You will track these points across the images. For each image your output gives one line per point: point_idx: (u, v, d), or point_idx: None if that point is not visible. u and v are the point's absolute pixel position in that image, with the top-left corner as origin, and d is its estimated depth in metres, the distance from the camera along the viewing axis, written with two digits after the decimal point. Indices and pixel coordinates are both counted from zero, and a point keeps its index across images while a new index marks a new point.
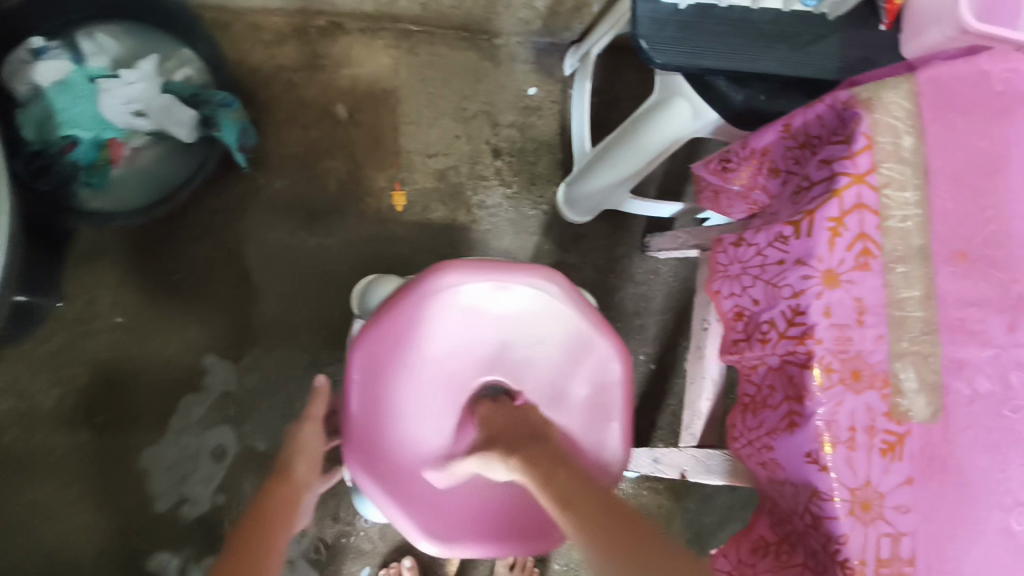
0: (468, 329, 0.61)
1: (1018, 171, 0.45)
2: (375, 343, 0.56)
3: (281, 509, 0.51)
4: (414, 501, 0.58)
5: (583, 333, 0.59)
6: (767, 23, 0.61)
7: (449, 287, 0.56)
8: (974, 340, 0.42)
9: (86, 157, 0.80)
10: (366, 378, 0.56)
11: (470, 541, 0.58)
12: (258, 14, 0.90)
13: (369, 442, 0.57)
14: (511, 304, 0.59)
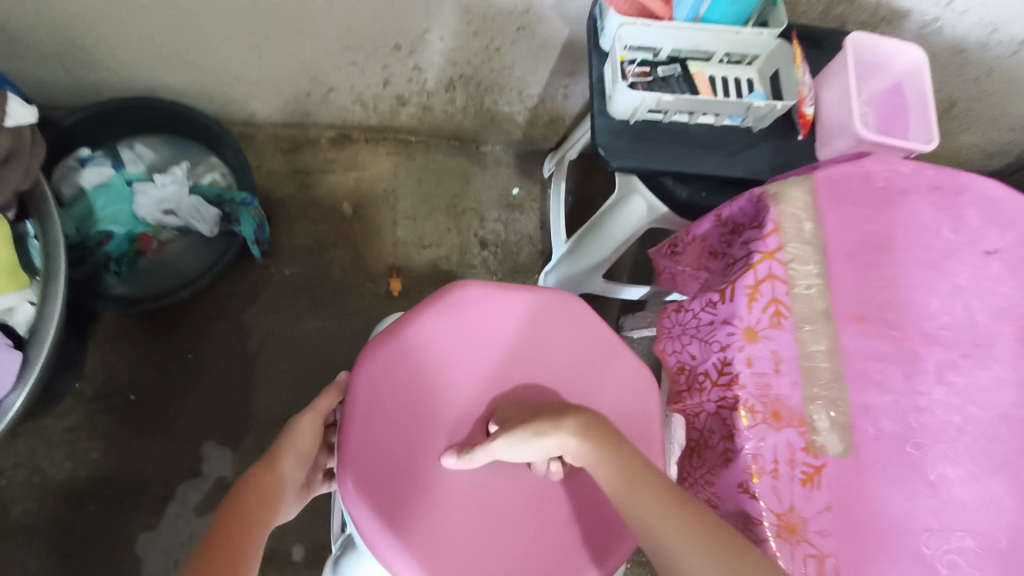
0: (486, 350, 0.58)
1: (904, 248, 0.55)
2: (394, 349, 0.55)
3: (261, 501, 0.47)
4: (412, 534, 0.50)
5: (606, 353, 0.60)
6: (704, 134, 0.74)
7: (463, 304, 0.59)
8: (876, 387, 0.50)
9: (118, 249, 0.90)
10: (370, 398, 0.53)
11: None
12: (278, 127, 1.05)
13: (372, 469, 0.51)
14: (528, 324, 0.60)
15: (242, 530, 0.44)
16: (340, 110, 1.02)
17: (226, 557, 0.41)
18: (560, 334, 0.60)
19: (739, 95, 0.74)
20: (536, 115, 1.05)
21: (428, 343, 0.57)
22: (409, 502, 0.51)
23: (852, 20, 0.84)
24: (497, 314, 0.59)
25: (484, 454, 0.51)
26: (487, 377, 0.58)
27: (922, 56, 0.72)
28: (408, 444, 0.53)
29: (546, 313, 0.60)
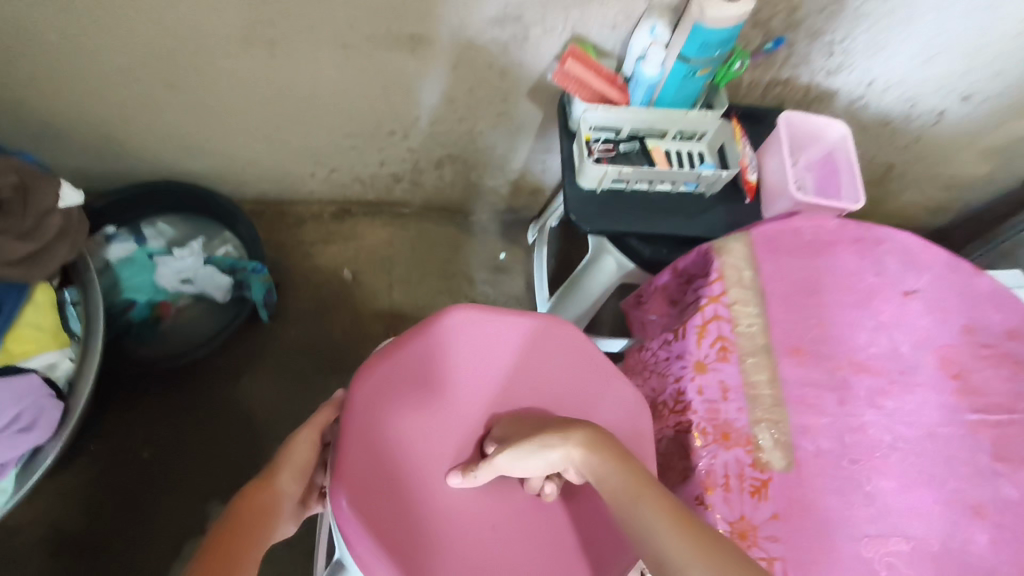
0: (477, 371, 0.62)
1: (833, 291, 0.64)
2: (389, 371, 0.59)
3: (258, 518, 0.52)
4: (403, 550, 0.53)
5: (591, 370, 0.64)
6: (664, 200, 0.85)
7: (455, 327, 0.62)
8: (814, 410, 0.58)
9: (139, 314, 0.99)
10: (364, 418, 0.56)
11: None
12: (285, 204, 1.15)
13: (365, 488, 0.54)
14: (516, 346, 0.63)
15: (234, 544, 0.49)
16: (342, 188, 1.13)
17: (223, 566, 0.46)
18: (547, 356, 0.64)
19: (693, 166, 0.85)
20: (519, 187, 1.17)
21: (422, 365, 0.60)
22: (399, 520, 0.54)
23: (788, 101, 0.95)
24: (488, 337, 0.63)
25: (484, 470, 0.55)
26: (478, 398, 0.61)
27: (846, 129, 0.83)
28: (398, 462, 0.56)
29: (534, 336, 0.64)
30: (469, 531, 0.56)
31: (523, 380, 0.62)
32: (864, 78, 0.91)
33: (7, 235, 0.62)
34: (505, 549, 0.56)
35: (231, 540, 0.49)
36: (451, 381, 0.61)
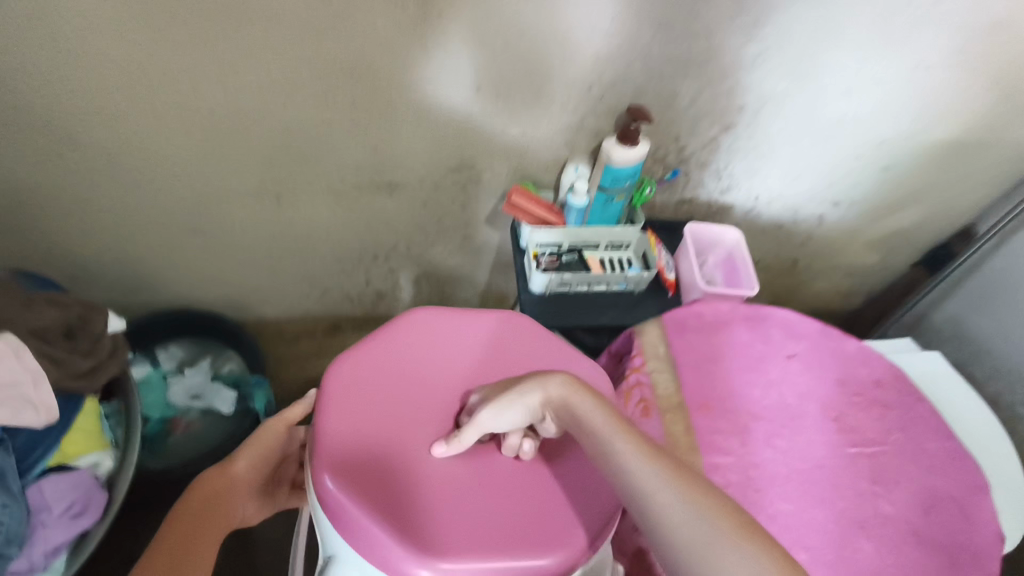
0: (443, 358, 0.72)
1: (731, 359, 0.81)
2: (361, 360, 0.69)
3: (215, 500, 0.66)
4: (391, 507, 0.59)
5: (547, 351, 0.75)
6: (602, 298, 1.04)
7: (414, 325, 0.74)
8: (721, 452, 0.73)
9: (154, 428, 1.16)
10: (339, 398, 0.65)
11: (458, 540, 0.58)
12: (282, 325, 1.32)
13: (346, 458, 0.61)
14: (476, 337, 0.74)
15: (184, 525, 0.63)
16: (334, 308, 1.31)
17: (175, 535, 0.62)
18: (504, 343, 0.75)
19: (623, 269, 1.04)
20: (485, 298, 1.36)
21: (391, 354, 0.70)
22: (382, 479, 0.60)
23: (697, 215, 1.19)
24: (446, 332, 0.74)
25: (469, 430, 0.61)
26: (450, 379, 0.70)
27: (739, 233, 1.06)
28: (375, 431, 0.63)
29: (490, 328, 0.76)
30: (455, 488, 0.62)
31: (480, 360, 0.72)
32: (752, 194, 1.15)
33: (72, 353, 0.80)
34: (491, 503, 0.61)
35: (184, 518, 0.64)
36: (418, 364, 0.70)
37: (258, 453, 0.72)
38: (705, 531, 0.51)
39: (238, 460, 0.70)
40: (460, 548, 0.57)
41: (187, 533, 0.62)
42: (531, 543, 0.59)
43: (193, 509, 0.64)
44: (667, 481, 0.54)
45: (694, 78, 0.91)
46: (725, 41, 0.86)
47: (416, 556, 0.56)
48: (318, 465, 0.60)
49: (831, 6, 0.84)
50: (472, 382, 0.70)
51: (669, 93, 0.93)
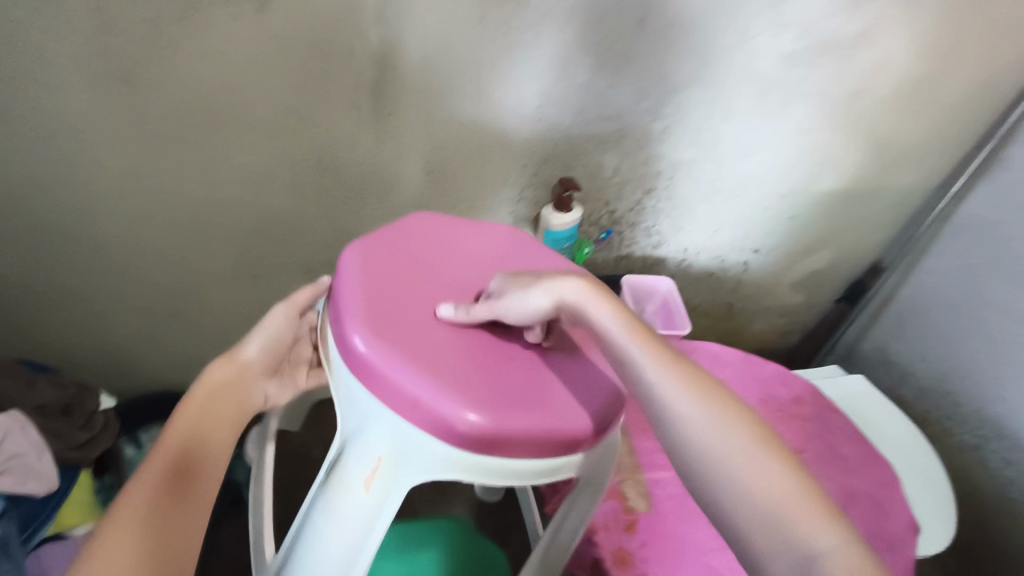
0: (455, 256, 0.79)
1: None
2: (381, 245, 0.75)
3: (226, 389, 0.72)
4: (419, 363, 0.64)
5: (549, 260, 0.84)
6: None
7: (425, 225, 0.82)
8: None
9: None
10: (364, 270, 0.71)
11: (482, 396, 0.63)
12: None
13: (373, 318, 0.66)
14: (483, 243, 0.83)
15: (200, 411, 0.68)
16: None
17: (193, 419, 0.67)
18: (510, 251, 0.83)
19: None
20: None
21: (408, 246, 0.77)
22: (410, 345, 0.65)
23: (634, 269, 1.33)
24: (455, 234, 0.83)
25: (486, 309, 0.69)
26: (464, 274, 0.78)
27: (671, 281, 1.20)
28: (396, 306, 0.69)
29: (495, 238, 0.85)
30: (475, 358, 0.68)
31: (478, 261, 0.80)
32: (681, 247, 1.30)
33: (71, 428, 0.96)
34: (506, 370, 0.68)
35: (201, 406, 0.68)
36: (434, 257, 0.78)
37: (269, 339, 0.77)
38: (721, 440, 0.54)
39: (247, 346, 0.76)
40: (486, 405, 0.62)
41: (204, 419, 0.68)
42: (545, 408, 0.65)
43: (189, 425, 0.66)
44: (689, 395, 0.56)
45: (613, 152, 1.07)
46: (634, 120, 1.03)
47: (448, 409, 0.61)
48: (350, 330, 0.64)
49: (717, 89, 1.01)
50: (473, 278, 0.78)
51: (594, 165, 1.09)
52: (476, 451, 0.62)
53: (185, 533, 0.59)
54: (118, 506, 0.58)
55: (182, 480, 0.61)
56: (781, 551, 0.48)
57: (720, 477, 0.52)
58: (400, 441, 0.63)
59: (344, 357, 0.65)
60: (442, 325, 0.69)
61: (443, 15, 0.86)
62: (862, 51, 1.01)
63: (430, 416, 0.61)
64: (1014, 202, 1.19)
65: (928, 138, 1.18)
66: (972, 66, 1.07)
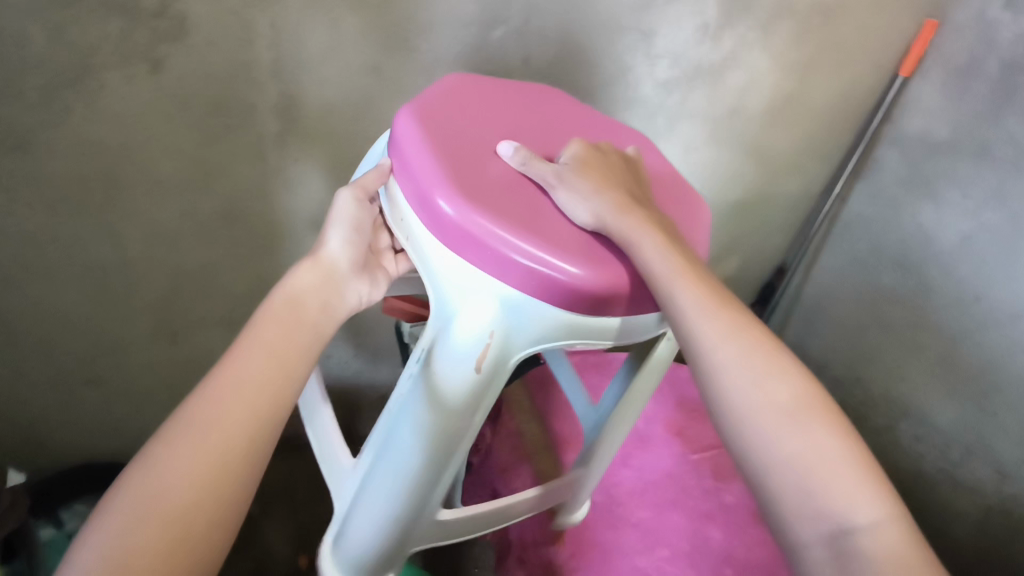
0: (514, 117, 0.80)
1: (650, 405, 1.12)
2: (444, 105, 0.75)
3: (296, 306, 0.68)
4: (508, 220, 0.65)
5: (603, 129, 0.88)
6: None
7: (478, 84, 0.82)
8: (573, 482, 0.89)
9: None
10: (434, 128, 0.71)
11: (568, 250, 0.66)
12: None
13: (454, 179, 0.66)
14: (538, 107, 0.84)
15: (267, 339, 0.64)
16: None
17: (261, 346, 0.63)
18: (563, 116, 0.85)
19: None
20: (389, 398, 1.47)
21: (468, 106, 0.77)
22: (498, 206, 0.66)
23: None
24: (509, 94, 0.83)
25: (560, 177, 0.70)
26: (530, 135, 0.79)
27: None
28: (477, 165, 0.70)
29: (550, 101, 0.86)
30: (554, 214, 0.69)
31: (529, 119, 0.81)
32: None
33: None
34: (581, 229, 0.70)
35: (266, 332, 0.64)
36: (498, 118, 0.78)
37: (349, 229, 0.74)
38: (771, 400, 0.54)
39: (325, 246, 0.73)
40: (584, 258, 0.66)
41: (274, 347, 0.64)
42: (629, 264, 0.68)
43: (265, 354, 0.63)
44: (749, 349, 0.56)
45: None
46: None
47: (548, 266, 0.64)
48: (438, 195, 0.65)
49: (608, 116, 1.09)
50: (531, 136, 0.79)
51: None
52: (581, 310, 0.67)
53: (185, 509, 0.52)
54: (128, 469, 0.53)
55: (269, 415, 0.60)
56: (814, 515, 0.49)
57: (759, 437, 0.53)
58: (508, 307, 0.67)
59: (433, 224, 0.66)
60: (509, 177, 0.70)
61: (337, 66, 0.89)
62: (731, 73, 1.11)
63: (531, 276, 0.65)
64: (887, 199, 1.31)
65: (804, 145, 1.30)
66: (830, 81, 1.20)
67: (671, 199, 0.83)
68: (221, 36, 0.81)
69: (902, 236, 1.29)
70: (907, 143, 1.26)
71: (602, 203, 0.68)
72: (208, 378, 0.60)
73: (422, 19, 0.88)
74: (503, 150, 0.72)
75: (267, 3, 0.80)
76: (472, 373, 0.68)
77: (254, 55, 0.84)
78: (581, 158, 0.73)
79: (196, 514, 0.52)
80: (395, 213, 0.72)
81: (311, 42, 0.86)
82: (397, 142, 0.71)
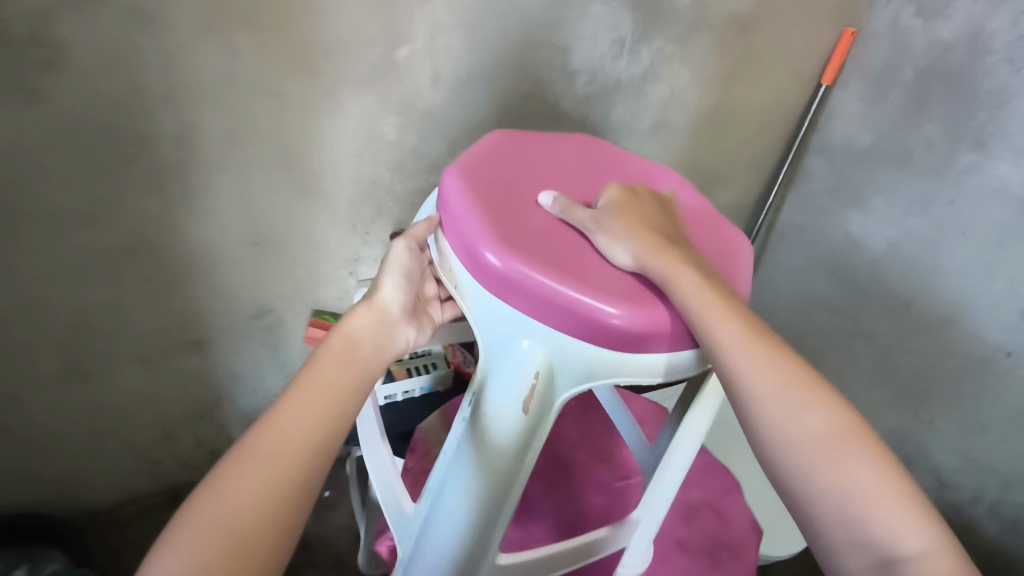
0: (553, 166, 0.81)
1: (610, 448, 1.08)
2: (484, 160, 0.76)
3: (358, 340, 0.68)
4: (555, 271, 0.65)
5: (641, 167, 0.89)
6: (415, 409, 1.16)
7: (517, 136, 0.82)
8: None
9: None
10: (476, 185, 0.71)
11: (616, 295, 0.65)
12: (115, 507, 1.28)
13: (499, 233, 0.67)
14: (576, 151, 0.85)
15: (327, 373, 0.64)
16: (171, 472, 1.29)
17: (320, 379, 0.63)
18: (600, 158, 0.86)
19: (428, 371, 1.18)
20: None
21: (507, 158, 0.78)
22: (542, 255, 0.67)
23: None
24: (547, 142, 0.84)
25: (602, 226, 0.70)
26: (569, 185, 0.80)
27: None
28: (520, 219, 0.70)
29: (587, 144, 0.87)
30: (598, 262, 0.69)
31: (562, 166, 0.82)
32: None
33: None
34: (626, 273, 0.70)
35: (324, 366, 0.64)
36: (536, 168, 0.79)
37: (403, 277, 0.73)
38: (810, 433, 0.58)
39: (381, 288, 0.72)
40: (629, 301, 0.65)
41: (333, 379, 0.64)
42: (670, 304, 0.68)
43: (323, 387, 0.63)
44: (788, 387, 0.60)
45: None
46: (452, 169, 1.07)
47: (593, 308, 0.64)
48: (485, 249, 0.65)
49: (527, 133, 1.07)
50: (566, 184, 0.79)
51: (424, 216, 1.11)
52: (621, 349, 0.66)
53: (249, 537, 0.53)
54: (193, 499, 0.54)
55: (323, 445, 0.60)
56: (858, 541, 0.53)
57: (804, 469, 0.56)
58: (555, 349, 0.67)
59: (481, 278, 0.66)
60: (552, 228, 0.71)
61: (236, 91, 0.85)
62: (653, 86, 1.10)
63: (578, 318, 0.64)
64: (815, 208, 1.33)
65: (736, 157, 1.30)
66: (755, 90, 1.20)
67: (709, 232, 0.84)
68: (107, 62, 0.75)
69: (834, 244, 1.30)
70: (832, 152, 1.27)
71: (640, 246, 0.68)
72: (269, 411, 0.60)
73: (323, 41, 0.85)
74: (543, 200, 0.73)
75: (153, 26, 0.75)
76: (519, 415, 0.69)
77: (144, 82, 0.79)
78: (618, 204, 0.74)
79: (255, 538, 0.53)
80: (444, 265, 0.72)
81: (206, 67, 0.81)
82: (442, 202, 0.71)
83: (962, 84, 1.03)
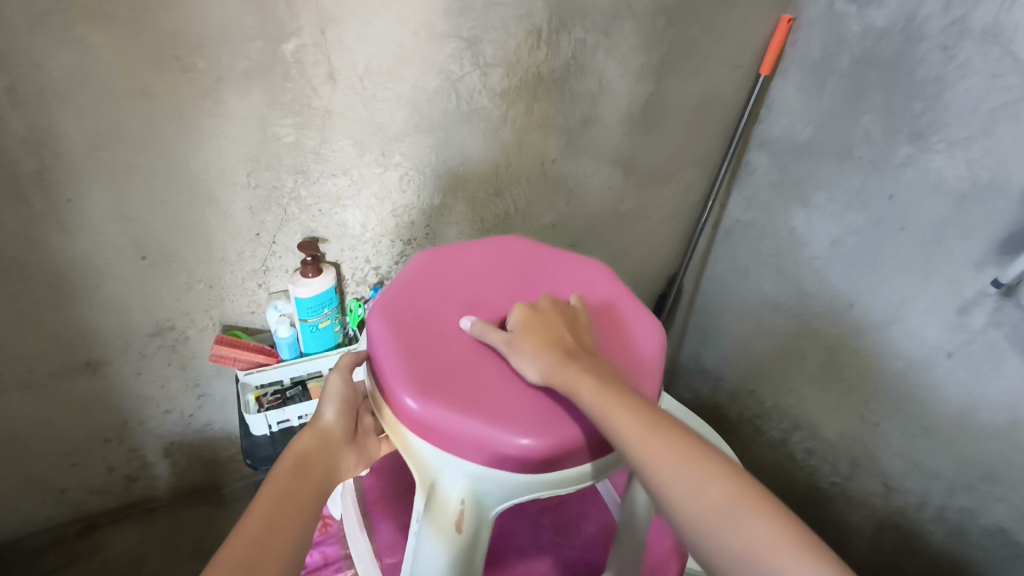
0: (469, 280, 0.75)
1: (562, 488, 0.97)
2: (397, 293, 0.71)
3: (316, 455, 0.62)
4: (472, 408, 0.60)
5: (566, 258, 0.82)
6: None
7: (434, 257, 0.78)
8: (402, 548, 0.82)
9: None
10: (389, 326, 0.67)
11: (536, 425, 0.60)
12: (21, 540, 1.20)
13: (413, 375, 0.62)
14: (495, 256, 0.80)
15: (292, 488, 0.58)
16: (82, 501, 1.21)
17: (285, 494, 0.57)
18: (519, 258, 0.80)
19: None
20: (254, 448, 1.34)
21: (422, 285, 0.73)
22: (457, 392, 0.61)
23: None
24: (465, 255, 0.79)
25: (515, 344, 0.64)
26: (490, 297, 0.74)
27: None
28: (434, 351, 0.65)
29: (509, 245, 0.82)
30: (518, 385, 0.64)
31: (481, 278, 0.76)
32: None
33: None
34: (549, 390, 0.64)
35: (286, 481, 0.58)
36: (450, 288, 0.74)
37: (342, 404, 0.68)
38: (713, 506, 0.51)
39: (324, 413, 0.67)
40: (543, 428, 0.60)
41: (299, 494, 0.57)
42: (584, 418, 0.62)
43: (288, 503, 0.56)
44: (689, 470, 0.53)
45: (355, 208, 1.03)
46: (363, 172, 0.99)
47: (506, 442, 0.58)
48: (400, 395, 0.60)
49: (444, 134, 1.00)
50: (487, 298, 0.74)
51: (337, 224, 1.03)
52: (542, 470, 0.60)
53: None
54: None
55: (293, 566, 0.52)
56: None
57: (711, 547, 0.50)
58: (479, 478, 0.60)
59: (402, 423, 0.61)
60: (470, 356, 0.65)
61: (94, 92, 0.77)
62: (579, 80, 1.03)
63: (499, 455, 0.59)
64: (760, 204, 1.27)
65: (676, 153, 1.24)
66: (689, 84, 1.14)
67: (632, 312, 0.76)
68: None
69: (778, 242, 1.25)
70: (774, 146, 1.22)
71: (548, 362, 0.62)
72: (234, 530, 0.52)
73: (192, 35, 0.77)
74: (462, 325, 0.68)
75: None
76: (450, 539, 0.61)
77: None
78: (533, 312, 0.68)
79: None
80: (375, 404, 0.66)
81: (55, 65, 0.73)
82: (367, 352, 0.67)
83: (897, 73, 0.98)
